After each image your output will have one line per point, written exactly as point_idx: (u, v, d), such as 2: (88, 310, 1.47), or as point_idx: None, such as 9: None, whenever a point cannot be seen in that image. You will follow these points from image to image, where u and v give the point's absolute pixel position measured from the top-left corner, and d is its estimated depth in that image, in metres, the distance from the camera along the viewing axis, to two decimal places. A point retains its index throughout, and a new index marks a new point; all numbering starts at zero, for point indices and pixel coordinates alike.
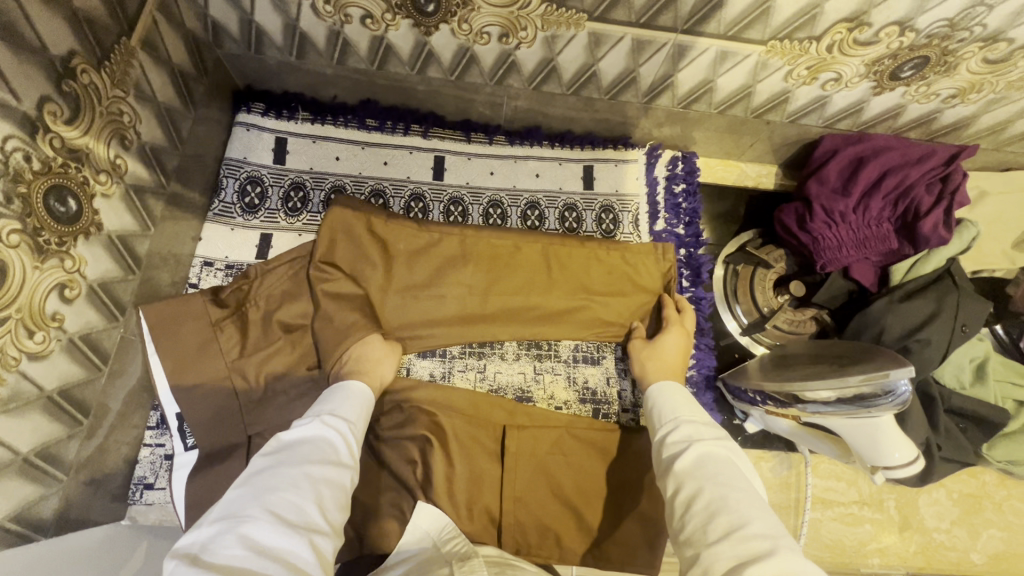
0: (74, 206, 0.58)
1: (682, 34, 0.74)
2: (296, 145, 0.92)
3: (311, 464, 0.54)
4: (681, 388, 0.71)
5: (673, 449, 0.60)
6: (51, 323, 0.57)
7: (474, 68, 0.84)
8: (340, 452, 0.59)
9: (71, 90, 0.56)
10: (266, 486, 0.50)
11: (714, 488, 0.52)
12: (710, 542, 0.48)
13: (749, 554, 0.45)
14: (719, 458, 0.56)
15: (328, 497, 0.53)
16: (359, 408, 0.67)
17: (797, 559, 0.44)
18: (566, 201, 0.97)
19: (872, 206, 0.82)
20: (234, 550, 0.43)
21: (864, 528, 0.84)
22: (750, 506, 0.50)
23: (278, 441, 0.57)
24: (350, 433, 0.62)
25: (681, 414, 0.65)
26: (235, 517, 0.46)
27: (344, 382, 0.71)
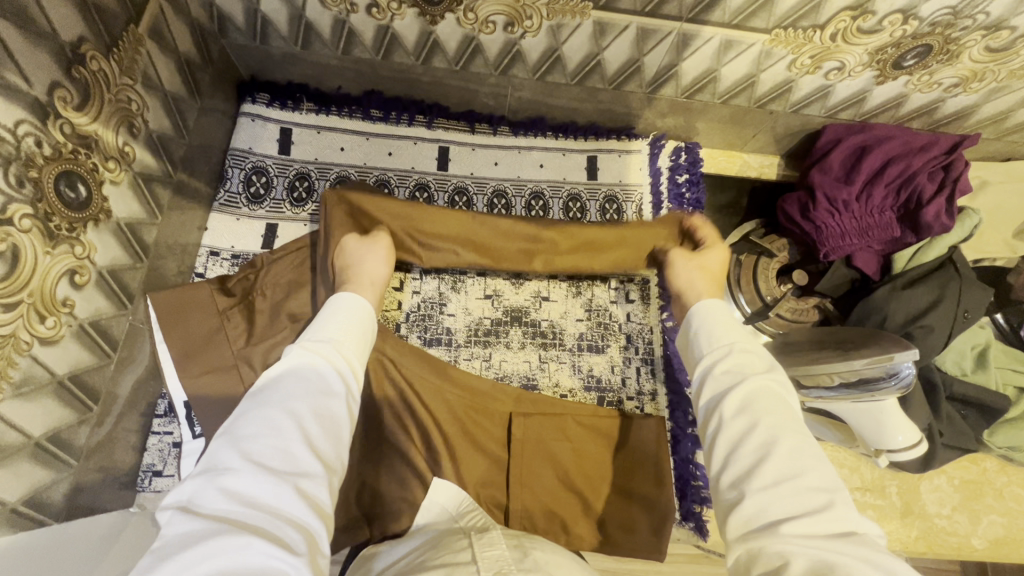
0: (84, 192, 0.59)
1: (687, 23, 0.74)
2: (301, 135, 0.92)
3: (298, 403, 0.51)
4: (728, 309, 0.67)
5: (720, 382, 0.58)
6: (62, 308, 0.57)
7: (479, 58, 0.84)
8: (333, 380, 0.55)
9: (80, 76, 0.56)
10: (249, 430, 0.48)
11: (766, 432, 0.52)
12: (758, 488, 0.49)
13: (799, 505, 0.47)
14: (769, 396, 0.55)
15: (320, 434, 0.51)
16: (353, 328, 0.61)
17: (844, 509, 0.47)
18: (569, 192, 0.97)
19: (874, 194, 0.82)
20: (222, 502, 0.43)
21: (867, 514, 0.85)
22: (802, 453, 0.51)
23: (265, 376, 0.54)
24: (340, 358, 0.57)
25: (733, 342, 0.61)
26: (220, 465, 0.45)
27: (341, 299, 0.65)
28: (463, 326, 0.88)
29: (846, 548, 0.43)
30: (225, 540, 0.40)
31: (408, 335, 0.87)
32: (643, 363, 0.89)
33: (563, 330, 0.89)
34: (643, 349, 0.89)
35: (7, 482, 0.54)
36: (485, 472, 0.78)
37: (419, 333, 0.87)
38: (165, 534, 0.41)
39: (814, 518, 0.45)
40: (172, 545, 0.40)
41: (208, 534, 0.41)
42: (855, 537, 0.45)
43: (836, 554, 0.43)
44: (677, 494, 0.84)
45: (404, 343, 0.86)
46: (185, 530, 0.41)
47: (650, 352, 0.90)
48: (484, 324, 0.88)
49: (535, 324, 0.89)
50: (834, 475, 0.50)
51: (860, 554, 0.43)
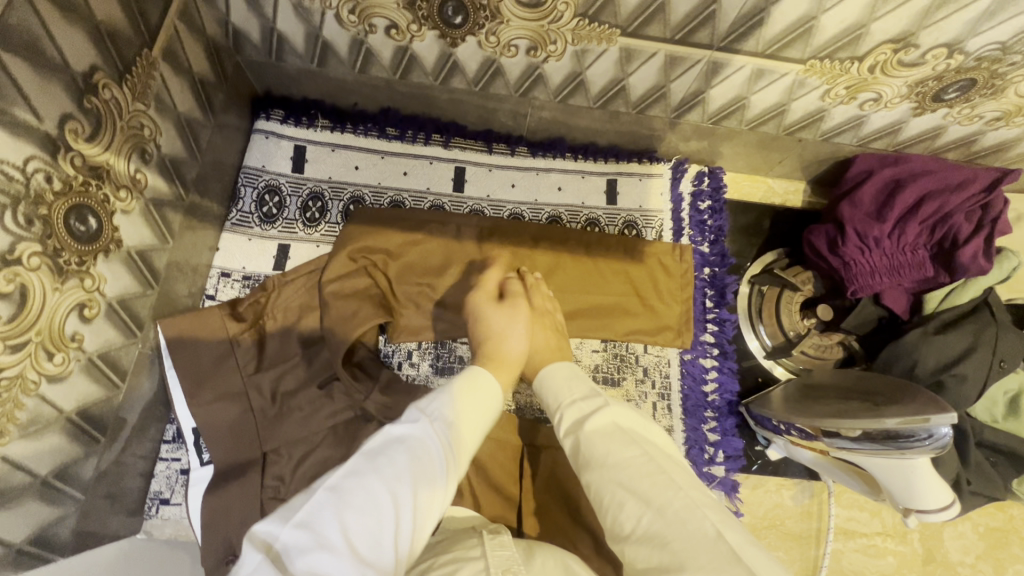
0: (95, 224, 0.57)
1: (718, 51, 0.71)
2: (315, 153, 0.90)
3: (405, 489, 0.48)
4: (567, 360, 0.69)
5: (567, 442, 0.59)
6: (71, 343, 0.56)
7: (500, 80, 0.82)
8: (435, 467, 0.51)
9: (92, 106, 0.55)
10: (358, 506, 0.45)
11: (613, 474, 0.52)
12: (628, 534, 0.49)
13: (656, 539, 0.46)
14: (605, 438, 0.56)
15: (411, 523, 0.46)
16: (468, 413, 0.58)
17: (700, 520, 0.46)
18: (588, 217, 0.94)
19: (908, 231, 0.79)
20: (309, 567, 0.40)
21: (887, 560, 0.82)
22: (642, 480, 0.51)
23: (380, 441, 0.52)
24: (451, 444, 0.54)
25: (561, 397, 0.63)
26: (323, 538, 0.42)
27: (472, 377, 0.64)
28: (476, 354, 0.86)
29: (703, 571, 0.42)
30: None
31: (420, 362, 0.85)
32: (660, 398, 0.86)
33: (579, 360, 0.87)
34: (660, 382, 0.86)
35: (12, 523, 0.53)
36: (498, 507, 0.76)
37: (431, 361, 0.86)
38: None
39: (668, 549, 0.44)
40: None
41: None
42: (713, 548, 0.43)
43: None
44: None
45: (418, 370, 0.85)
46: None
47: (667, 385, 0.86)
48: None
49: None
50: (680, 485, 0.50)
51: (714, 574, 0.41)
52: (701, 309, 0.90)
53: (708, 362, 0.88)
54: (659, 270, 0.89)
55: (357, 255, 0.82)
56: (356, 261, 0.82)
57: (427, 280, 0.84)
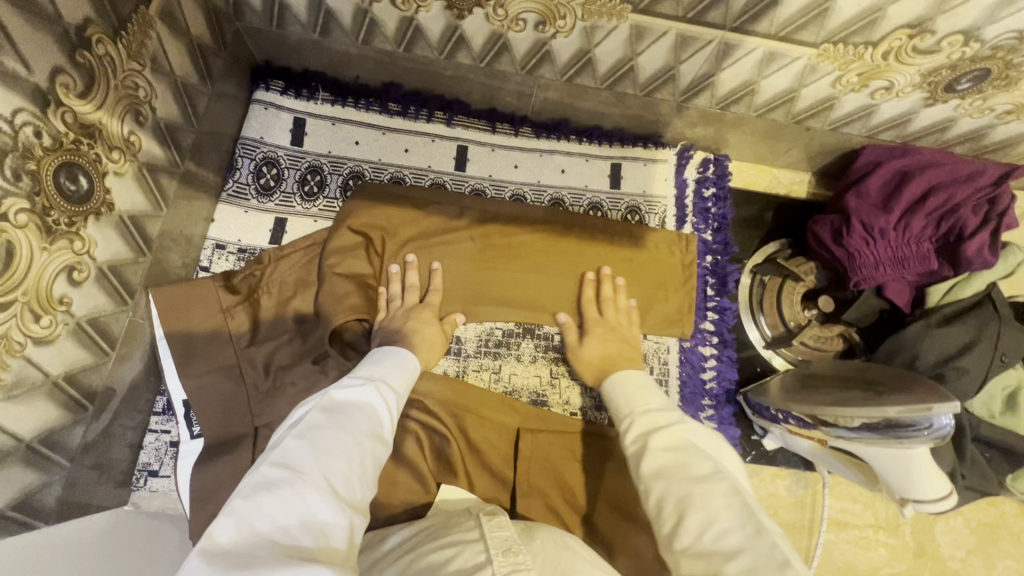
0: (85, 184, 0.55)
1: (731, 32, 0.69)
2: (315, 126, 0.88)
3: (363, 433, 0.52)
4: (637, 373, 0.70)
5: (633, 444, 0.59)
6: (58, 306, 0.55)
7: (506, 56, 0.80)
8: (384, 424, 0.56)
9: (85, 61, 0.53)
10: (323, 447, 0.49)
11: (681, 486, 0.51)
12: (685, 547, 0.47)
13: (725, 554, 0.45)
14: (674, 448, 0.56)
15: (370, 471, 0.51)
16: (406, 378, 0.65)
17: (771, 544, 0.44)
18: (590, 200, 0.93)
19: (913, 223, 0.78)
20: (280, 515, 0.42)
21: (879, 552, 0.82)
22: (716, 498, 0.49)
23: (330, 398, 0.55)
24: (395, 406, 0.60)
25: (634, 405, 0.64)
26: (295, 476, 0.45)
27: (394, 349, 0.68)
28: (473, 336, 0.85)
29: None
30: (276, 554, 0.39)
31: None
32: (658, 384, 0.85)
33: None
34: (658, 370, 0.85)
35: None
36: (490, 487, 0.75)
37: None
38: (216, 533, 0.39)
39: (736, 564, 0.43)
40: (224, 550, 0.38)
41: (262, 548, 0.39)
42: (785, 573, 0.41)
43: None
44: None
45: None
46: (238, 537, 0.39)
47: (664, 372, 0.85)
48: (495, 335, 0.86)
49: (548, 337, 0.86)
50: (751, 505, 0.48)
51: None
52: (701, 297, 0.89)
53: (707, 350, 0.87)
54: (659, 262, 0.88)
55: (355, 233, 0.80)
56: (353, 240, 0.80)
57: (425, 264, 0.84)
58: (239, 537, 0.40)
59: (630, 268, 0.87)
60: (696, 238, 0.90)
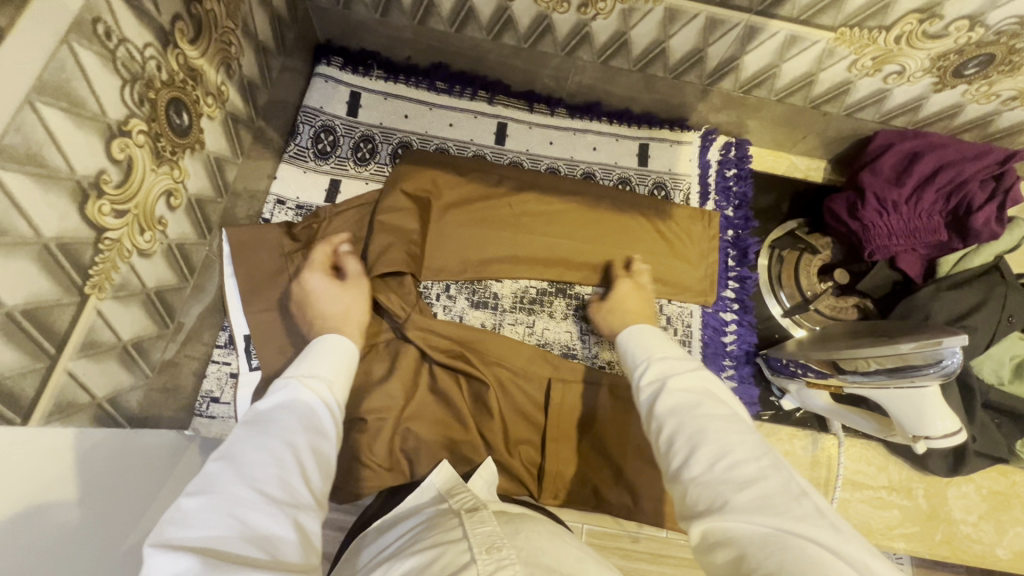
0: (187, 120, 0.63)
1: (756, 15, 0.77)
2: (369, 100, 0.97)
3: (293, 433, 0.51)
4: (654, 328, 0.72)
5: (647, 390, 0.61)
6: (157, 225, 0.62)
7: (549, 38, 0.88)
8: (321, 416, 0.55)
9: (196, 13, 0.61)
10: (246, 460, 0.46)
11: (695, 424, 0.53)
12: (694, 475, 0.49)
13: (741, 482, 0.47)
14: (695, 392, 0.58)
15: (311, 466, 0.50)
16: (342, 364, 0.63)
17: (785, 479, 0.47)
18: (620, 175, 1.00)
19: (924, 198, 0.84)
20: (215, 533, 0.40)
21: (893, 513, 0.85)
22: (730, 435, 0.51)
23: (254, 411, 0.54)
24: (331, 395, 0.58)
25: (653, 353, 0.66)
26: (220, 497, 0.43)
27: (320, 339, 0.65)
28: (510, 293, 0.90)
29: (790, 517, 0.43)
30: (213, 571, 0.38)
31: (456, 296, 0.89)
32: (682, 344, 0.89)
33: None
34: (682, 330, 0.90)
35: (99, 376, 0.57)
36: (522, 432, 0.81)
37: (467, 295, 0.90)
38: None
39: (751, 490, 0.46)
40: None
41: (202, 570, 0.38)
42: (802, 504, 0.44)
43: (779, 525, 0.42)
44: None
45: (452, 304, 0.89)
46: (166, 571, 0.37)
47: (689, 334, 0.90)
48: (530, 293, 0.91)
49: (579, 297, 0.91)
50: (766, 445, 0.50)
51: (807, 521, 0.42)
52: (723, 267, 0.95)
53: (728, 316, 0.92)
54: (683, 234, 0.94)
55: (406, 195, 0.87)
56: (401, 199, 0.87)
57: (465, 256, 0.89)
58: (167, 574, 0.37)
59: (657, 238, 0.94)
60: (718, 216, 0.97)
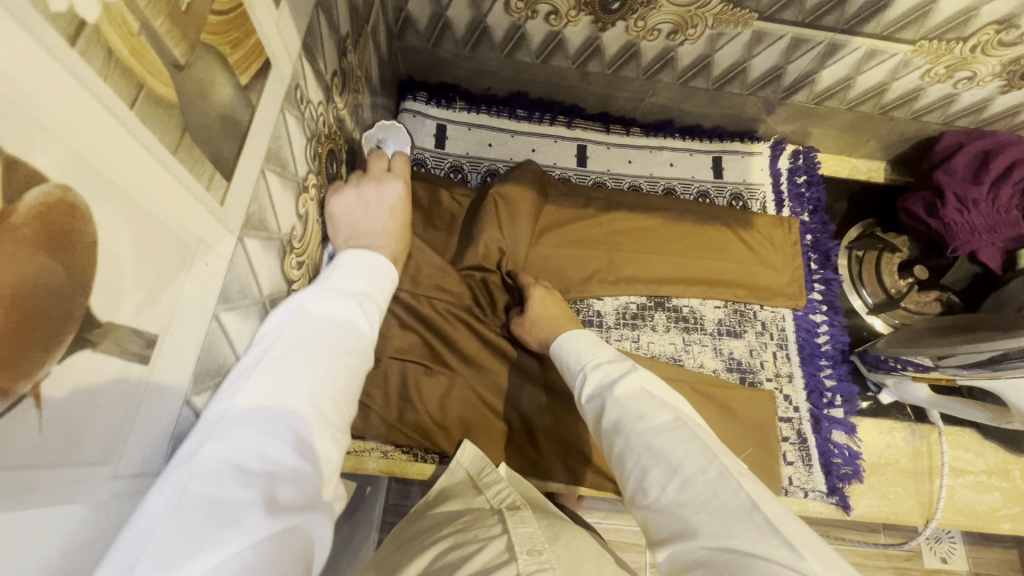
0: (335, 169, 0.66)
1: (841, 33, 0.81)
2: (455, 131, 1.00)
3: (338, 351, 0.49)
4: (587, 332, 0.73)
5: (592, 408, 0.62)
6: (317, 272, 0.64)
7: (633, 63, 0.92)
8: (361, 333, 0.53)
9: (344, 67, 0.64)
10: (299, 373, 0.44)
11: (640, 439, 0.54)
12: (651, 503, 0.50)
13: (692, 499, 0.47)
14: (635, 398, 0.58)
15: (347, 387, 0.48)
16: (384, 287, 0.60)
17: (733, 488, 0.46)
18: (698, 188, 1.04)
19: (1002, 193, 0.88)
20: (269, 446, 0.39)
21: (995, 496, 0.89)
22: (675, 445, 0.51)
23: (305, 310, 0.49)
24: (372, 317, 0.56)
25: (587, 361, 0.67)
26: (270, 409, 0.40)
27: (368, 257, 0.60)
28: (612, 309, 0.93)
29: (744, 535, 0.43)
30: (270, 492, 0.37)
31: None
32: (779, 348, 0.93)
33: (703, 315, 0.94)
34: (778, 335, 0.94)
35: None
36: None
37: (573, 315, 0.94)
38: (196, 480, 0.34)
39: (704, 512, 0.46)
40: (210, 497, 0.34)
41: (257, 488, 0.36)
42: (747, 514, 0.44)
43: (737, 544, 0.43)
44: (823, 469, 0.87)
45: None
46: (218, 480, 0.35)
47: (785, 337, 0.94)
48: (631, 308, 0.94)
49: (677, 309, 0.94)
50: (710, 446, 0.50)
51: (759, 537, 0.42)
52: (807, 271, 0.99)
53: (818, 318, 0.96)
54: (769, 241, 0.98)
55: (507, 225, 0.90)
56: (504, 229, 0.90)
57: (566, 278, 0.92)
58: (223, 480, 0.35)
59: (743, 246, 0.97)
60: (797, 221, 1.01)
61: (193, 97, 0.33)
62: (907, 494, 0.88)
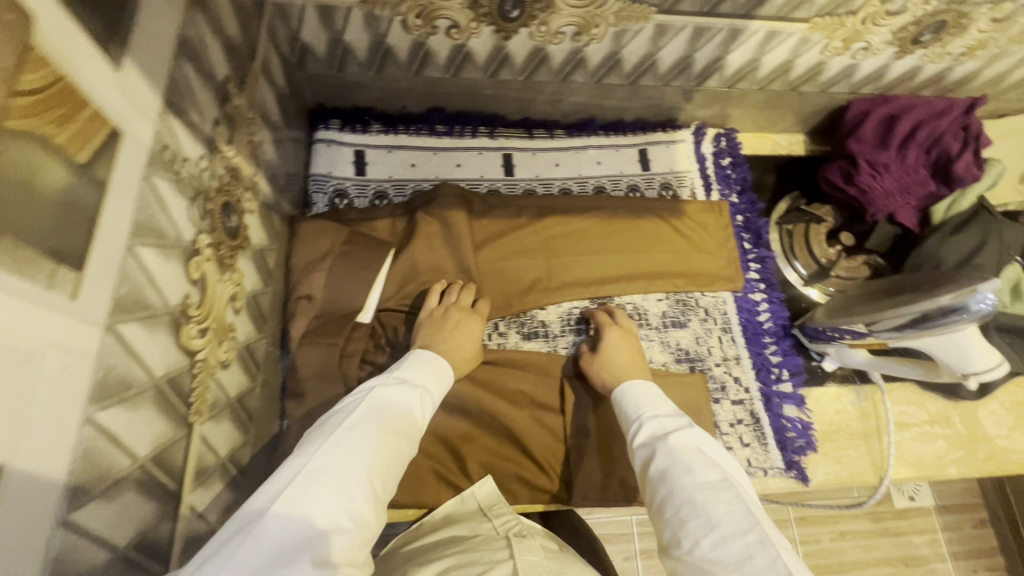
0: (236, 221, 0.62)
1: (739, 19, 0.82)
2: (374, 156, 0.96)
3: (397, 433, 0.58)
4: (651, 384, 0.73)
5: (641, 452, 0.63)
6: (230, 332, 0.60)
7: (544, 67, 0.91)
8: (417, 420, 0.62)
9: (229, 112, 0.60)
10: (364, 445, 0.54)
11: (684, 492, 0.55)
12: (685, 553, 0.52)
13: (732, 562, 0.49)
14: (684, 452, 0.60)
15: (399, 467, 0.57)
16: (440, 380, 0.70)
17: (771, 560, 0.48)
18: (628, 183, 1.04)
19: (909, 155, 0.92)
20: (329, 505, 0.47)
21: (939, 443, 0.93)
22: (718, 506, 0.53)
23: (374, 396, 0.61)
24: (426, 405, 0.65)
25: (643, 411, 0.68)
26: (337, 472, 0.50)
27: (430, 353, 0.73)
28: (556, 317, 0.92)
29: None
30: (321, 544, 0.45)
31: (508, 331, 0.91)
32: (723, 331, 0.95)
33: (646, 310, 0.95)
34: (721, 319, 0.95)
35: (209, 501, 0.55)
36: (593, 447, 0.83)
37: (518, 329, 0.91)
38: (270, 524, 0.44)
39: None
40: (275, 539, 0.44)
41: (311, 540, 0.45)
42: None
43: None
44: (777, 445, 0.89)
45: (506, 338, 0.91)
46: (286, 527, 0.45)
47: (727, 320, 0.95)
48: (575, 313, 0.93)
49: (620, 307, 0.94)
50: (755, 515, 0.52)
51: None
52: (741, 252, 1.00)
53: (757, 296, 0.98)
54: (701, 228, 0.99)
55: (438, 250, 0.89)
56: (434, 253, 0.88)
57: (505, 293, 0.91)
58: (289, 527, 0.45)
59: (678, 236, 0.98)
60: (727, 204, 1.02)
61: (11, 194, 0.30)
62: (861, 456, 0.91)
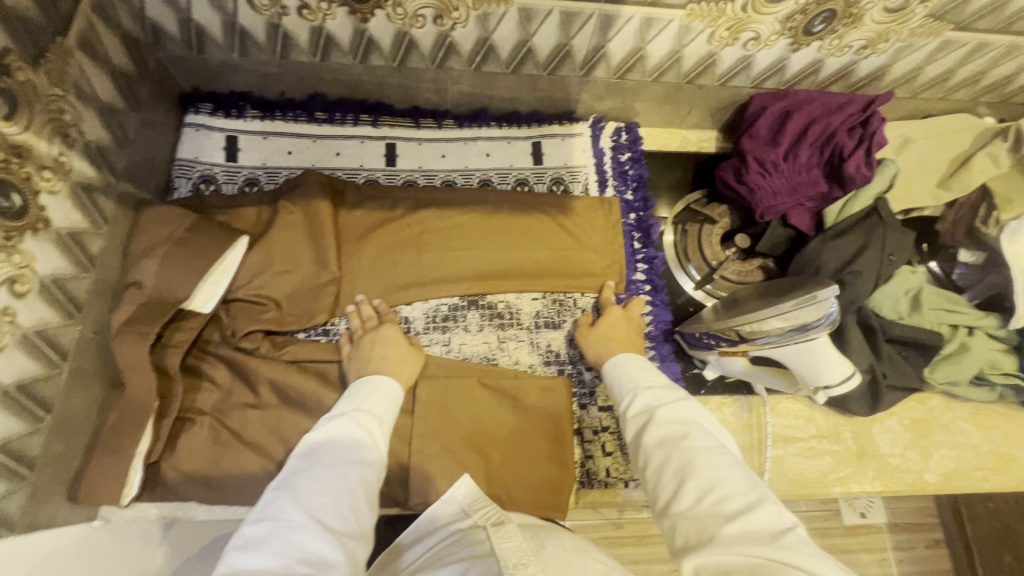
0: (19, 201, 0.59)
1: (606, 3, 0.78)
2: (246, 142, 0.94)
3: (342, 465, 0.57)
4: (641, 358, 0.76)
5: (635, 421, 0.65)
6: (4, 317, 0.58)
7: (415, 53, 0.87)
8: (365, 449, 0.61)
9: (7, 87, 0.57)
10: (305, 491, 0.54)
11: (686, 453, 0.57)
12: (683, 509, 0.54)
13: (732, 512, 0.51)
14: (682, 422, 0.61)
15: (361, 498, 0.56)
16: (387, 404, 0.69)
17: (775, 511, 0.50)
18: (517, 177, 1.00)
19: (800, 154, 0.86)
20: (272, 559, 0.47)
21: (824, 460, 0.88)
22: (719, 466, 0.55)
23: (308, 442, 0.61)
24: (376, 430, 0.64)
25: (639, 382, 0.70)
26: (278, 523, 0.50)
27: (370, 378, 0.73)
28: (421, 313, 0.89)
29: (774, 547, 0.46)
30: None
31: None
32: None
33: (519, 309, 0.91)
34: None
35: None
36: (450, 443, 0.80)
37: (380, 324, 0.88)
38: None
39: (741, 523, 0.49)
40: None
41: None
42: (786, 536, 0.47)
43: (762, 554, 0.46)
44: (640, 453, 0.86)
45: None
46: None
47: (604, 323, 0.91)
48: (441, 310, 0.89)
49: (492, 305, 0.90)
50: (754, 478, 0.54)
51: (790, 550, 0.45)
52: (629, 251, 0.96)
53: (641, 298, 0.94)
54: (586, 225, 0.94)
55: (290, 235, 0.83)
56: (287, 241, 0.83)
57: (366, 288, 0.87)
58: None
59: (561, 233, 0.93)
60: (618, 201, 0.97)
61: None
62: None
